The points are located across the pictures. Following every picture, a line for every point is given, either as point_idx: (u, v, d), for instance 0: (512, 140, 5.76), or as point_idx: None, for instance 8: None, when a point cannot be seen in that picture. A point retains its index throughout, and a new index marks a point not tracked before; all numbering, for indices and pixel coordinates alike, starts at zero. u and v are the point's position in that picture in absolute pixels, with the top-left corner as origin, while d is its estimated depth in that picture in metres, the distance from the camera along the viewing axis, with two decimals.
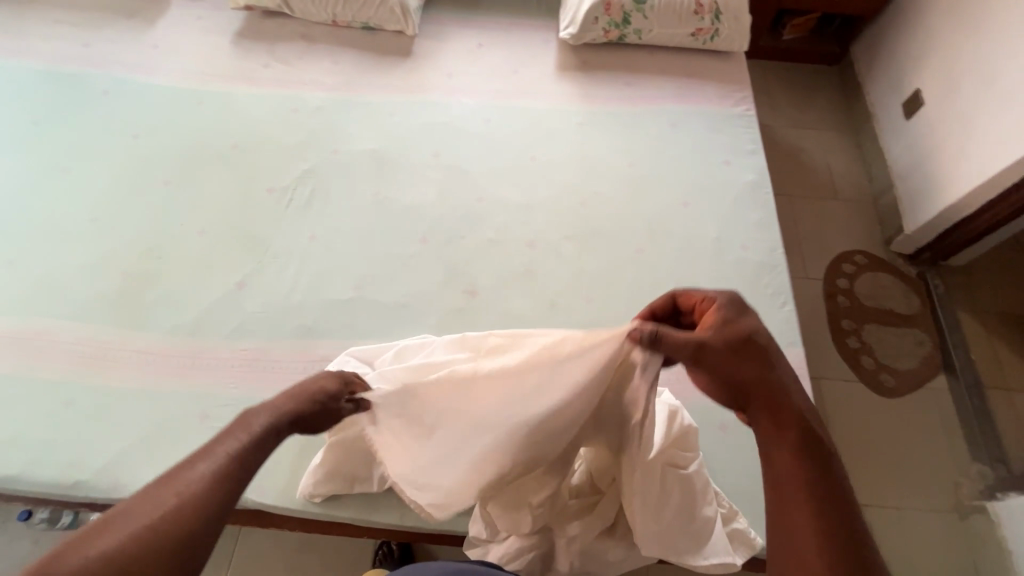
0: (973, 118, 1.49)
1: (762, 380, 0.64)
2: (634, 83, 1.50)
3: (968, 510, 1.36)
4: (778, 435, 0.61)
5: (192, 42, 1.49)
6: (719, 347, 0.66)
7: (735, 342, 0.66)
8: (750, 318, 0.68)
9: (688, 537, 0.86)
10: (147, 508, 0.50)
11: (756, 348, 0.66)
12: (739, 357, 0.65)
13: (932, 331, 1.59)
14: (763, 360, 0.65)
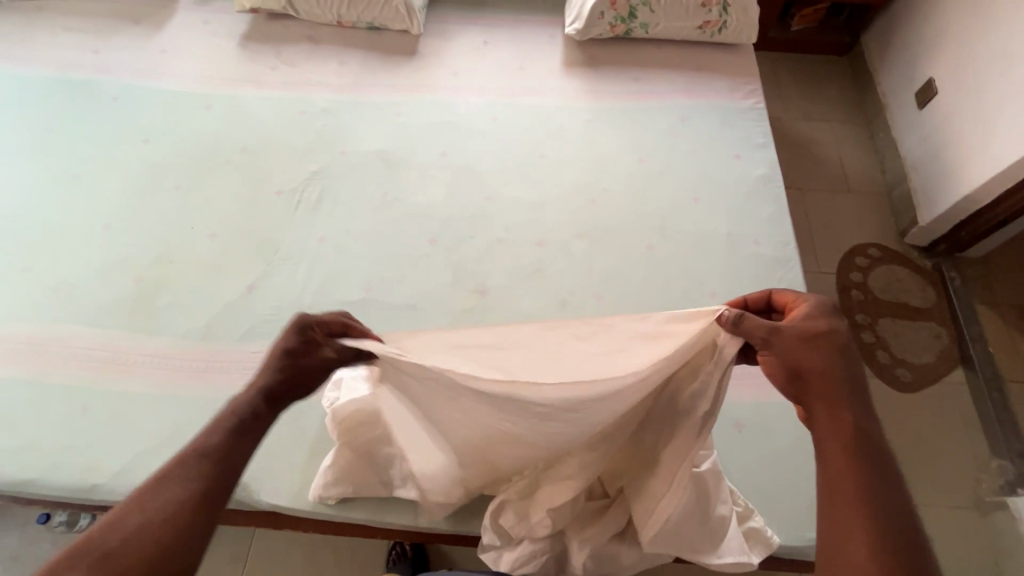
0: (988, 107, 1.46)
1: (841, 378, 0.65)
2: (642, 78, 1.49)
3: (989, 506, 1.34)
4: (836, 432, 0.62)
5: (199, 46, 1.50)
6: (795, 340, 0.66)
7: (815, 337, 0.66)
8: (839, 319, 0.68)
9: (702, 535, 0.86)
10: (127, 509, 0.57)
11: (836, 346, 0.66)
12: (819, 351, 0.66)
13: (949, 324, 1.56)
14: (843, 359, 0.65)
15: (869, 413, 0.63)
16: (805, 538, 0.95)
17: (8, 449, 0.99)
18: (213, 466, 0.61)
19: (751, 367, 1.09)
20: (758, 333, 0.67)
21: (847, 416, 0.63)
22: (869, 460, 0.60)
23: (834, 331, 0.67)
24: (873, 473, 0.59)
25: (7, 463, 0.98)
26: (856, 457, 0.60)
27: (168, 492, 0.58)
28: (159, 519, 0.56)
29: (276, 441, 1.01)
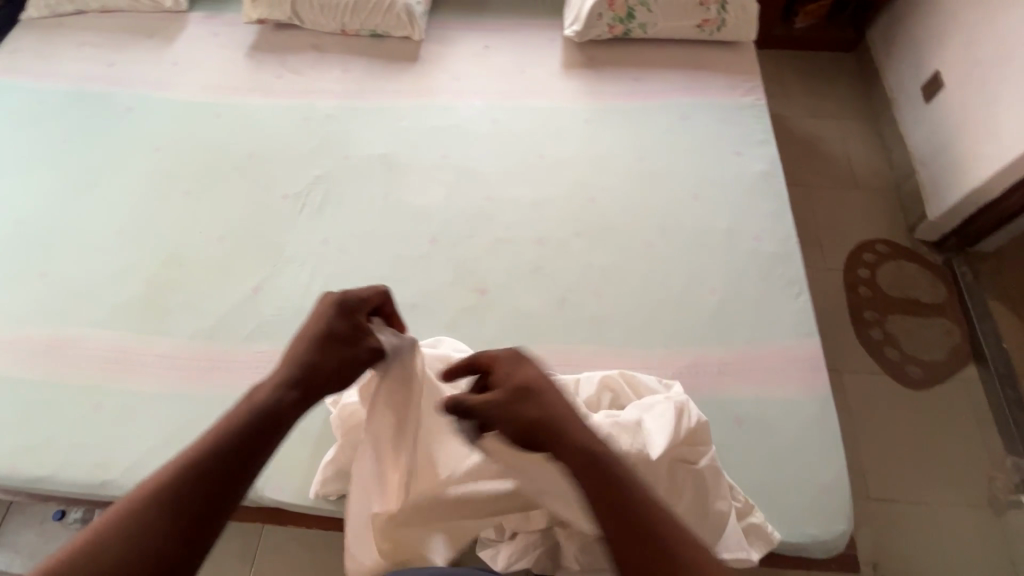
0: (995, 98, 1.44)
1: (560, 427, 0.69)
2: (641, 77, 1.50)
3: (1004, 505, 1.31)
4: (617, 484, 0.64)
5: (209, 57, 1.54)
6: (516, 387, 0.72)
7: (538, 387, 0.72)
8: (529, 368, 0.74)
9: (702, 529, 0.86)
10: (168, 467, 0.59)
11: (533, 393, 0.72)
12: (528, 402, 0.71)
13: (961, 320, 1.54)
14: (530, 407, 0.71)
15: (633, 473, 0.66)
16: (806, 534, 0.94)
17: (25, 446, 1.03)
18: (248, 432, 0.64)
19: (751, 362, 1.09)
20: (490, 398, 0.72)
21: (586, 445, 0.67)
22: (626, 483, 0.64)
23: (529, 378, 0.73)
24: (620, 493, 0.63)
25: (24, 460, 1.02)
26: (610, 482, 0.64)
27: (183, 466, 0.60)
28: (192, 476, 0.59)
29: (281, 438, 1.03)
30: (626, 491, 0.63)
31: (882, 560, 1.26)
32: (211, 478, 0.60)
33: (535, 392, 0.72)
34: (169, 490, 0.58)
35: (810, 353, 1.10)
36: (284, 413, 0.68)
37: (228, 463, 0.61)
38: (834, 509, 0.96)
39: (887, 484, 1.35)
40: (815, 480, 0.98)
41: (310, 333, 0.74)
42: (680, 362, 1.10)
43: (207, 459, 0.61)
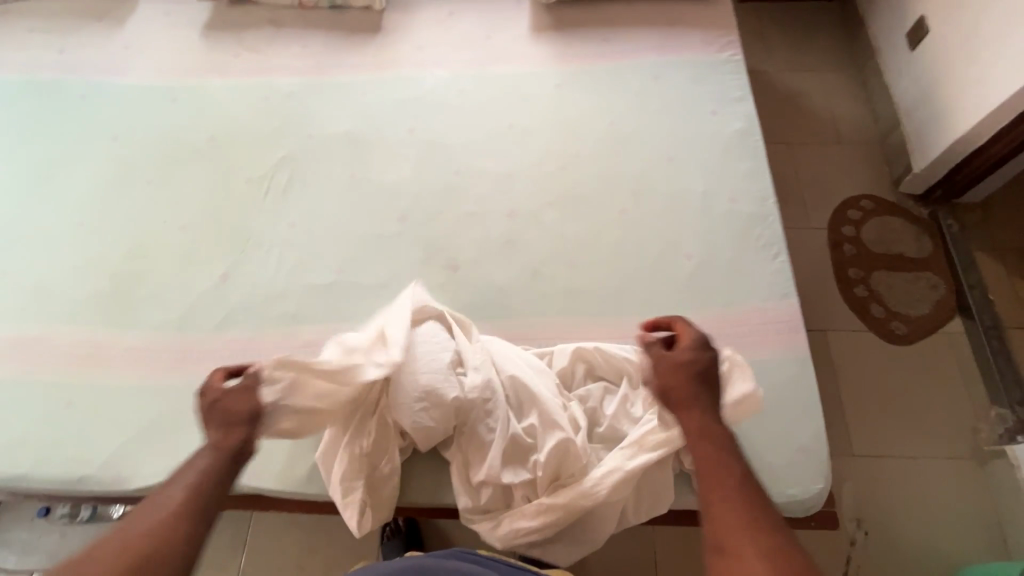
0: (979, 40, 1.38)
1: (699, 373, 0.77)
2: (612, 37, 1.44)
3: (988, 456, 1.31)
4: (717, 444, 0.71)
5: (163, 39, 1.48)
6: (682, 355, 0.79)
7: (681, 362, 0.78)
8: (706, 354, 0.79)
9: None
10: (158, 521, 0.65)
11: (696, 370, 0.77)
12: (678, 374, 0.77)
13: (946, 273, 1.51)
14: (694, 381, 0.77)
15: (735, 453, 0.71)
16: (784, 494, 0.94)
17: None
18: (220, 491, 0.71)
19: (729, 326, 1.07)
20: (650, 352, 0.81)
21: (703, 421, 0.74)
22: (722, 457, 0.70)
23: (697, 359, 0.78)
24: (713, 466, 0.69)
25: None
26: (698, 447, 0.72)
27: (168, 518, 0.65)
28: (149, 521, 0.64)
29: None
30: (721, 454, 0.70)
31: (866, 516, 1.27)
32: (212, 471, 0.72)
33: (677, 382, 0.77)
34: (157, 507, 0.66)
35: (787, 315, 1.08)
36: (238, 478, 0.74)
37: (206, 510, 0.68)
38: (811, 468, 0.96)
39: (871, 440, 1.35)
40: (793, 441, 0.98)
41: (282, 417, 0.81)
42: None
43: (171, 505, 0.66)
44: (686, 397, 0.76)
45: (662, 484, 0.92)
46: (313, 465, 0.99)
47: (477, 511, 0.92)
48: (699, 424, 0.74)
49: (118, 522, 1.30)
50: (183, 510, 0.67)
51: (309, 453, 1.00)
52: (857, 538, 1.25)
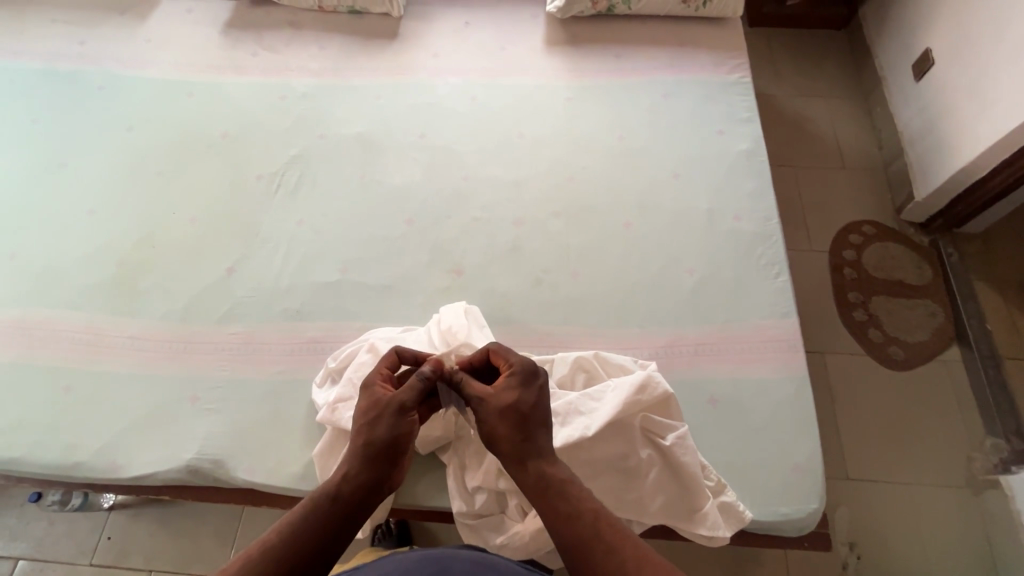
0: (984, 73, 1.40)
1: (521, 417, 0.78)
2: (625, 53, 1.47)
3: (982, 485, 1.31)
4: (546, 493, 0.74)
5: (183, 36, 1.51)
6: (501, 397, 0.79)
7: (509, 407, 0.78)
8: (528, 393, 0.79)
9: (685, 504, 0.89)
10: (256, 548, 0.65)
11: (518, 413, 0.78)
12: (504, 421, 0.78)
13: (945, 301, 1.53)
14: (515, 423, 0.77)
15: (561, 482, 0.75)
16: (778, 513, 0.94)
17: None
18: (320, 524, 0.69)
19: (728, 343, 1.08)
20: (472, 394, 0.81)
21: (536, 467, 0.75)
22: (562, 501, 0.73)
23: (521, 400, 0.79)
24: (557, 511, 0.72)
25: None
26: (541, 494, 0.74)
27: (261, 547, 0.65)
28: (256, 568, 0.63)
29: (253, 419, 1.03)
30: (562, 497, 0.73)
31: (859, 539, 1.27)
32: (323, 521, 0.70)
33: (505, 424, 0.77)
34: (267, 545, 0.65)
35: (786, 334, 1.09)
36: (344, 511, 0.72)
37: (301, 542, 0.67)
38: (805, 487, 0.96)
39: (865, 463, 1.35)
40: (789, 460, 0.98)
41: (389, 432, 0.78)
42: (657, 343, 1.09)
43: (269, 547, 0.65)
44: (512, 443, 0.77)
45: (666, 502, 0.89)
46: (308, 462, 0.99)
47: (469, 516, 0.92)
48: (538, 471, 0.75)
49: (108, 512, 1.29)
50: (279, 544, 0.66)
51: (305, 450, 1.00)
52: (849, 561, 1.25)
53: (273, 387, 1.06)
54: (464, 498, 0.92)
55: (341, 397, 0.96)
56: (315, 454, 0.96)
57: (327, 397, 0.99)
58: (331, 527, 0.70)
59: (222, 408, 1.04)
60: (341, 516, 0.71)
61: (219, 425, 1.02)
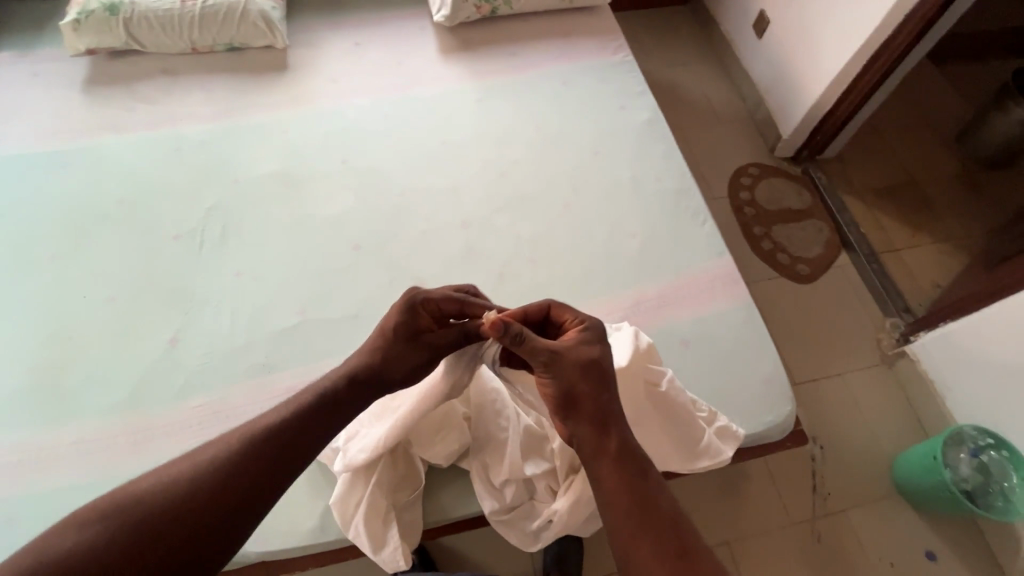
0: (812, 22, 1.67)
1: (599, 376, 0.75)
2: (518, 50, 1.54)
3: (893, 358, 1.56)
4: (621, 467, 0.71)
5: (37, 102, 1.33)
6: (577, 353, 0.76)
7: (589, 362, 0.75)
8: (604, 351, 0.77)
9: (689, 439, 0.98)
10: (236, 444, 0.71)
11: (599, 370, 0.75)
12: (585, 377, 0.74)
13: (826, 217, 1.79)
14: (598, 380, 0.75)
15: (634, 456, 0.72)
16: (765, 422, 1.06)
17: None
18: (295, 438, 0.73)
19: (682, 289, 1.19)
20: (545, 346, 0.75)
21: (619, 433, 0.73)
22: (641, 478, 0.71)
23: (599, 355, 0.77)
24: (634, 490, 0.69)
25: None
26: (621, 465, 0.71)
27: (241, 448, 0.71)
28: (207, 477, 0.68)
29: None
30: (638, 471, 0.71)
31: (819, 432, 1.46)
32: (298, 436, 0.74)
33: (581, 380, 0.74)
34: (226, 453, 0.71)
35: (726, 270, 1.22)
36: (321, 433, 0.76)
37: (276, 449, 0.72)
38: (778, 395, 1.09)
39: (805, 367, 1.55)
40: (760, 375, 1.11)
41: (402, 365, 0.82)
42: (624, 305, 1.17)
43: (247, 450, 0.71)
44: (593, 402, 0.73)
45: (674, 441, 0.99)
46: (323, 511, 0.94)
47: (501, 513, 0.94)
48: (619, 442, 0.73)
49: None
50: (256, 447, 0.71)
51: (316, 501, 0.95)
52: (816, 452, 1.43)
53: None
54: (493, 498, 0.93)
55: (350, 435, 0.93)
56: (333, 501, 0.90)
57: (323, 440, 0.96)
58: (300, 447, 0.73)
59: None
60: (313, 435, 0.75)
61: None
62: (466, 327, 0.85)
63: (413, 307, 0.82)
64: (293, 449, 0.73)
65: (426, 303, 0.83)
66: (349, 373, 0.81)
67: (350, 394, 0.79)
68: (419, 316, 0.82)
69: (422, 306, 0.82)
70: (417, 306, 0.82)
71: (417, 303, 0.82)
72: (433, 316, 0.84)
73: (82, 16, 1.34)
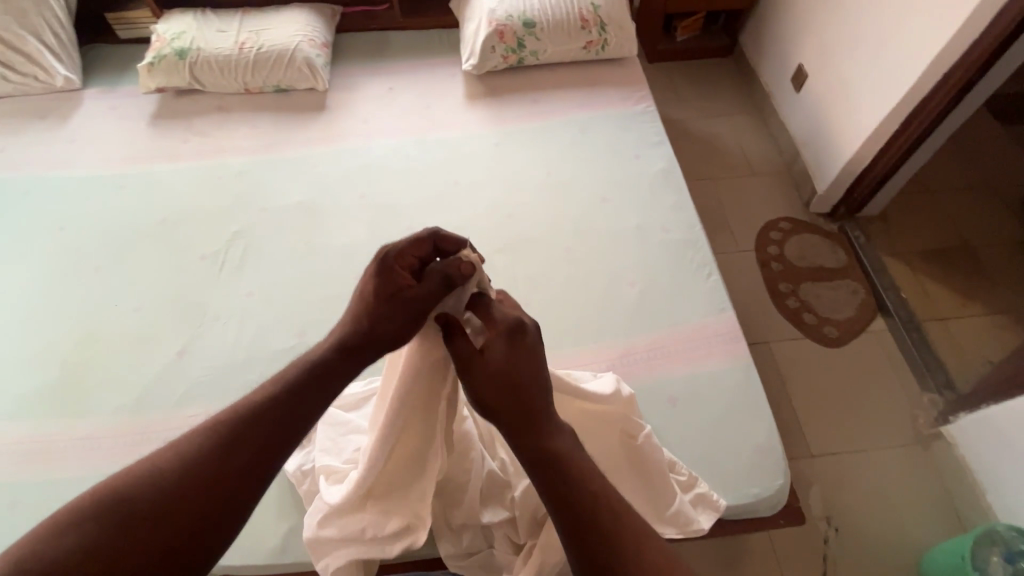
0: (850, 78, 1.62)
1: (513, 381, 0.64)
2: (540, 98, 1.60)
3: (929, 438, 1.42)
4: (546, 479, 0.60)
5: (110, 132, 1.52)
6: (490, 358, 0.66)
7: (502, 367, 0.65)
8: (523, 351, 0.66)
9: (660, 505, 0.93)
10: (219, 418, 0.61)
11: (512, 376, 0.64)
12: (499, 383, 0.65)
13: (862, 278, 1.68)
14: (513, 383, 0.64)
15: (565, 463, 0.61)
16: (750, 494, 0.99)
17: None
18: (284, 407, 0.63)
19: (677, 343, 1.15)
20: (461, 348, 0.68)
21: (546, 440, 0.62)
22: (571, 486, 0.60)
23: (516, 359, 0.66)
24: (563, 500, 0.59)
25: None
26: (549, 477, 0.60)
27: (224, 421, 0.61)
28: (185, 457, 0.58)
29: None
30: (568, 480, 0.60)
31: (834, 512, 1.33)
32: (287, 405, 0.63)
33: (495, 385, 0.65)
34: (163, 473, 0.57)
35: (727, 327, 1.17)
36: (315, 400, 0.65)
37: (263, 417, 0.61)
38: (770, 466, 1.02)
39: (825, 438, 1.43)
40: (752, 442, 1.04)
41: (386, 329, 0.70)
42: (613, 354, 1.15)
43: (229, 422, 0.60)
44: (509, 408, 0.64)
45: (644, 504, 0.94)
46: (286, 533, 0.97)
47: (456, 557, 0.92)
48: (548, 449, 0.62)
49: None
50: (238, 421, 0.61)
51: (281, 521, 0.98)
52: (829, 535, 1.30)
53: None
54: (448, 542, 0.92)
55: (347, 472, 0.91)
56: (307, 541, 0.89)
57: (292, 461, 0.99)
58: (290, 418, 0.62)
59: None
60: (304, 403, 0.64)
61: None
62: (446, 277, 0.73)
63: (385, 264, 0.71)
64: (284, 417, 0.62)
65: (400, 261, 0.73)
66: (336, 337, 0.70)
67: (343, 359, 0.68)
68: (394, 273, 0.71)
69: (393, 268, 0.72)
70: (389, 261, 0.71)
71: (391, 256, 0.72)
72: (412, 272, 0.74)
73: (156, 60, 1.53)
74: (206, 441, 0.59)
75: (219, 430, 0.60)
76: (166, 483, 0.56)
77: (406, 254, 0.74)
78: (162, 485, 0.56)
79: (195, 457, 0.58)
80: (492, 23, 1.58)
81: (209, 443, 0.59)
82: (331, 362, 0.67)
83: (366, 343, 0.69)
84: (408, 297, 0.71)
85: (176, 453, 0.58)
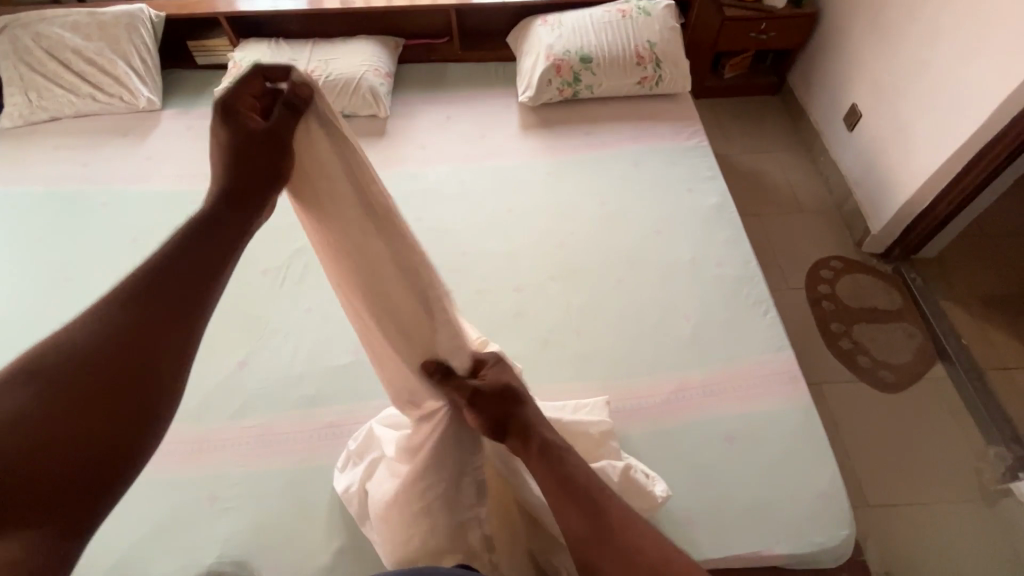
0: (908, 119, 1.61)
1: (506, 397, 0.74)
2: (593, 131, 1.63)
3: (996, 495, 1.34)
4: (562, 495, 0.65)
5: (184, 150, 1.61)
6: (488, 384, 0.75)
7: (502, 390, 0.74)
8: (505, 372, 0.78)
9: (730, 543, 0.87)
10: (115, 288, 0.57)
11: (505, 395, 0.74)
12: (494, 403, 0.73)
13: (919, 322, 1.63)
14: (506, 404, 0.73)
15: (569, 469, 0.67)
16: (813, 543, 0.95)
17: None
18: (187, 269, 0.59)
19: (732, 381, 1.13)
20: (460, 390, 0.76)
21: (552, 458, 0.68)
22: (592, 498, 0.64)
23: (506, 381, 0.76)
24: (582, 509, 0.63)
25: None
26: (568, 492, 0.65)
27: (122, 289, 0.57)
28: (82, 332, 0.54)
29: (274, 514, 1.00)
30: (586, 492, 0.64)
31: (893, 568, 1.26)
32: (190, 266, 0.60)
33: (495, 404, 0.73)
34: (63, 349, 0.53)
35: (785, 366, 1.15)
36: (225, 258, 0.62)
37: (165, 280, 0.58)
38: (834, 514, 0.98)
39: (882, 488, 1.37)
40: (812, 487, 1.00)
41: (260, 171, 0.65)
42: (667, 388, 1.13)
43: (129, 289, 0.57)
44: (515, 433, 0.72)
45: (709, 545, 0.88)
46: (336, 551, 0.97)
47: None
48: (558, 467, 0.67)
49: None
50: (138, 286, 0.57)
51: (331, 538, 0.98)
52: None
53: (294, 476, 1.05)
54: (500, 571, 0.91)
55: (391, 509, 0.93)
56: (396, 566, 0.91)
57: (346, 479, 1.00)
58: (197, 281, 0.59)
59: (241, 507, 1.01)
60: (210, 263, 0.61)
61: (239, 524, 0.99)
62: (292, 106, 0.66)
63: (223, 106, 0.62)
64: (192, 277, 0.59)
65: (239, 100, 0.63)
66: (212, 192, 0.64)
67: (241, 216, 0.64)
68: (237, 112, 0.63)
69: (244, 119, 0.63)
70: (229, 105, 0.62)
71: (225, 98, 0.62)
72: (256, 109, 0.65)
73: None
74: (104, 313, 0.56)
75: (115, 299, 0.57)
76: (68, 358, 0.53)
77: (245, 94, 0.64)
78: (63, 356, 0.53)
79: (83, 345, 0.54)
80: (549, 57, 1.64)
81: (107, 313, 0.56)
82: (233, 221, 0.63)
83: (252, 193, 0.65)
84: (266, 136, 0.64)
85: (69, 327, 0.55)
